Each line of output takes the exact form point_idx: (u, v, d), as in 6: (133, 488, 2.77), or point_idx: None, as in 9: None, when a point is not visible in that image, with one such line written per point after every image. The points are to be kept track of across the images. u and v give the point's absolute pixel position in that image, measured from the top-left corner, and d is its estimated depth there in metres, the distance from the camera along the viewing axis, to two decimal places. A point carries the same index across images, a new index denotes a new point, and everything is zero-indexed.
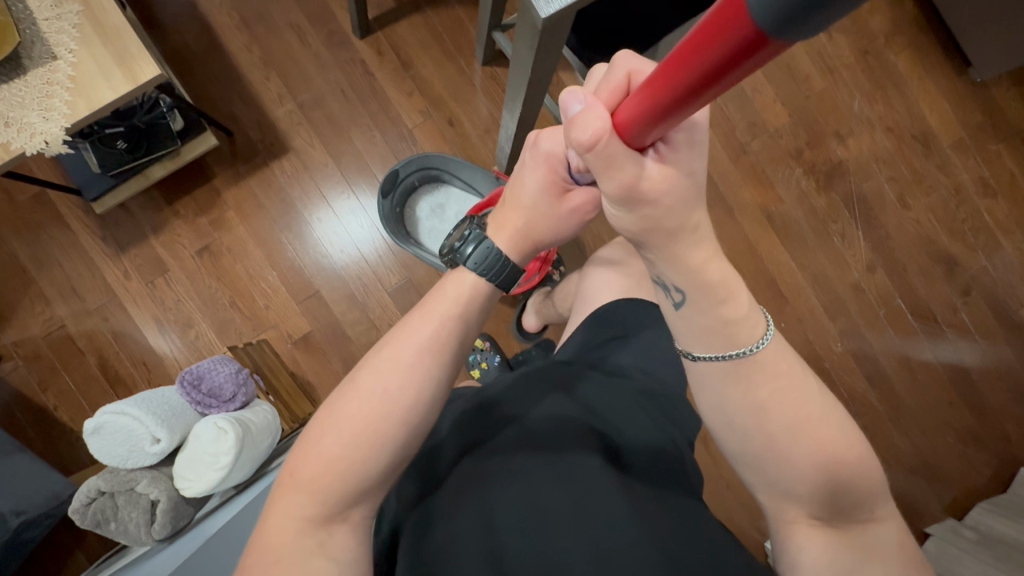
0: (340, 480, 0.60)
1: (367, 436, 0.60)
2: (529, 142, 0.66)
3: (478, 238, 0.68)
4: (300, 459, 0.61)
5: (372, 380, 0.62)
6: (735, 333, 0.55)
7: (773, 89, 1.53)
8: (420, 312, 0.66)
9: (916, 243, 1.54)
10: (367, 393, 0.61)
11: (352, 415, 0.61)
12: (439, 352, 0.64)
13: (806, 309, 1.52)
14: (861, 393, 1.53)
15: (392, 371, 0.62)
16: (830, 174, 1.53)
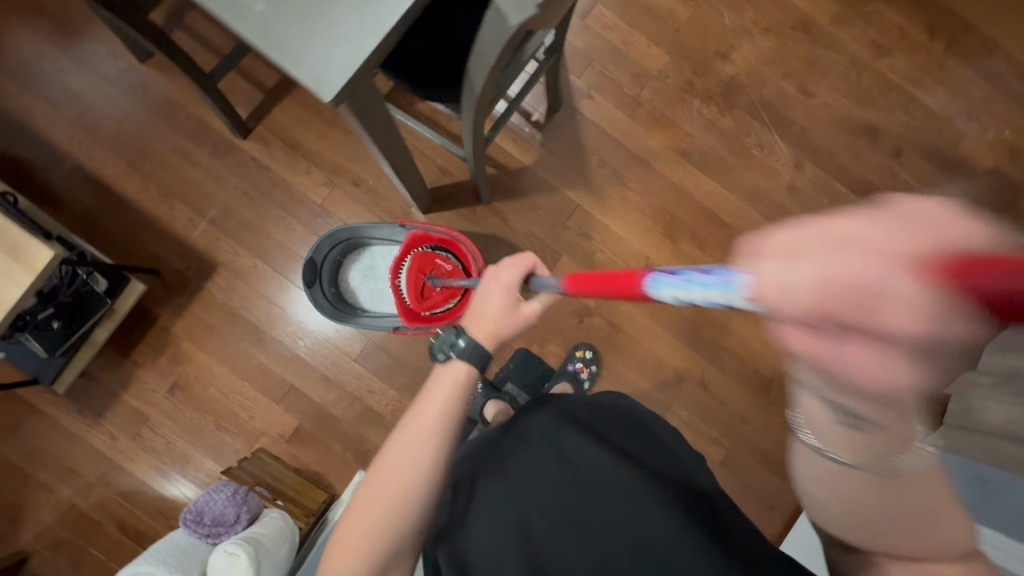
0: (382, 540, 0.63)
1: (400, 497, 0.64)
2: (493, 267, 0.75)
3: (460, 331, 0.71)
4: (344, 527, 0.65)
5: (398, 452, 0.66)
6: (889, 452, 0.48)
7: (643, 34, 1.54)
8: (428, 393, 0.69)
9: (832, 125, 1.55)
10: (396, 463, 0.65)
11: (384, 483, 0.64)
12: (450, 424, 0.68)
13: (752, 227, 1.53)
14: None
15: (414, 444, 0.65)
16: (727, 93, 1.54)
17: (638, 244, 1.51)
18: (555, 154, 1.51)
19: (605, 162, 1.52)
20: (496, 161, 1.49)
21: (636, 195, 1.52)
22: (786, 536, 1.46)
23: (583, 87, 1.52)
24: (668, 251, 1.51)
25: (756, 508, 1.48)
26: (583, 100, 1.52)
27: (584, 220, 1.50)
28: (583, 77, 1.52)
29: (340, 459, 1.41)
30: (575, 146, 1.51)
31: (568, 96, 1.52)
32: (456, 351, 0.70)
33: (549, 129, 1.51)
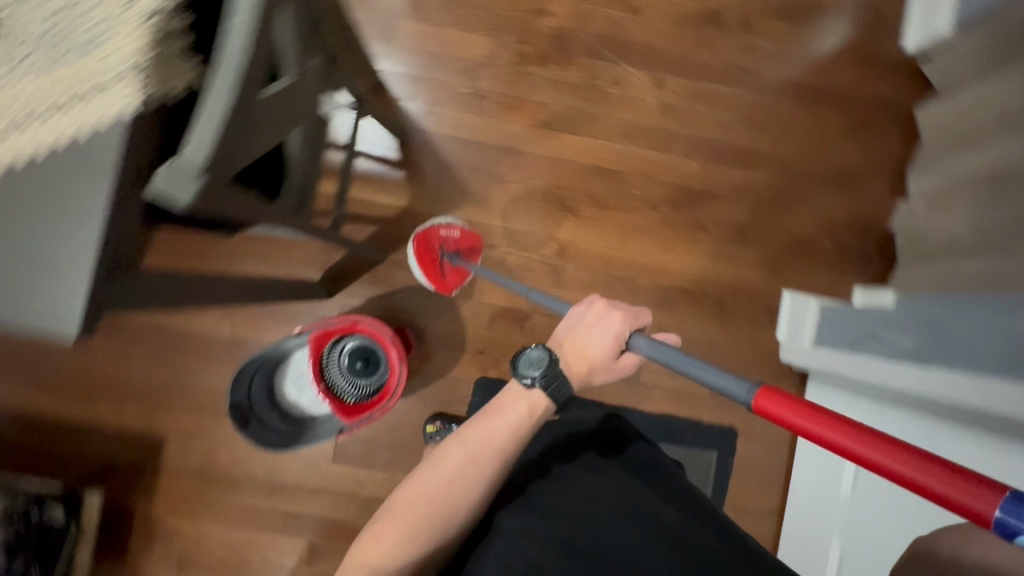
0: (418, 541, 0.70)
1: (446, 508, 0.72)
2: (605, 306, 0.85)
3: (553, 362, 0.79)
4: (385, 523, 0.71)
5: (453, 463, 0.74)
6: None
7: (456, 28, 1.47)
8: (490, 416, 0.77)
9: (674, 29, 1.49)
10: (452, 474, 0.73)
11: (435, 489, 0.72)
12: (507, 456, 0.75)
13: (642, 162, 1.49)
14: (744, 180, 1.51)
15: (473, 464, 0.74)
16: (561, 46, 1.48)
17: (543, 230, 1.47)
18: (426, 183, 1.46)
19: (476, 167, 1.47)
20: (373, 216, 1.44)
21: (520, 184, 1.48)
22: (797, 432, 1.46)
23: (422, 106, 1.47)
24: (575, 223, 1.48)
25: (761, 419, 1.49)
26: (428, 119, 1.47)
27: (481, 231, 1.46)
28: (417, 96, 1.47)
29: None
30: (441, 166, 1.47)
31: (412, 121, 1.46)
32: (552, 385, 0.78)
33: (409, 161, 1.46)
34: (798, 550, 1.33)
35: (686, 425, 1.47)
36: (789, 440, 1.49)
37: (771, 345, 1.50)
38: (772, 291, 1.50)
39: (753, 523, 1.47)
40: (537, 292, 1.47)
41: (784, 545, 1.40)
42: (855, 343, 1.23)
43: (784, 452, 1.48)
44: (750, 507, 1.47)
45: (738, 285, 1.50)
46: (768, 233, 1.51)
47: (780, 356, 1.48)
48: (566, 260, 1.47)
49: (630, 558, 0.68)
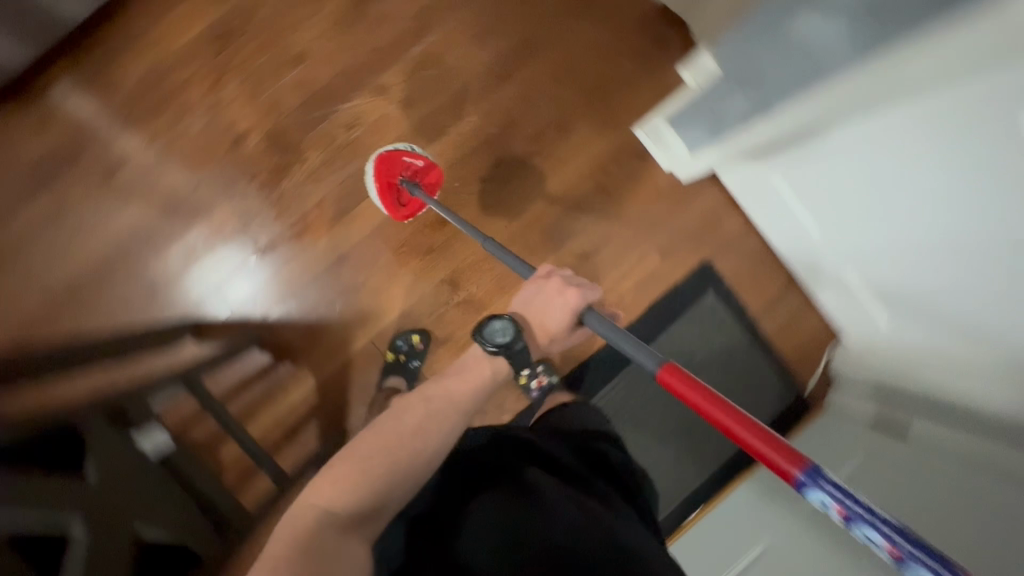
0: (379, 478, 0.70)
1: (404, 454, 0.73)
2: (553, 272, 0.93)
3: (512, 329, 0.87)
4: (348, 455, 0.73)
5: (412, 418, 0.77)
6: None
7: (199, 220, 1.38)
8: (457, 380, 0.84)
9: (348, 42, 1.40)
10: (411, 428, 0.76)
11: (392, 436, 0.75)
12: (461, 415, 0.81)
13: (436, 157, 1.40)
14: (520, 86, 1.43)
15: (431, 420, 0.78)
16: (285, 146, 1.39)
17: (427, 284, 1.41)
18: (311, 349, 1.39)
19: (331, 296, 1.40)
20: (302, 416, 1.37)
21: (374, 271, 1.40)
22: (748, 213, 1.46)
23: (242, 300, 1.38)
24: (441, 255, 1.41)
25: (715, 233, 1.48)
26: (257, 304, 1.38)
27: (388, 335, 1.40)
28: (229, 297, 1.37)
29: None
30: (306, 324, 1.39)
31: (247, 318, 1.38)
32: (514, 353, 0.86)
33: (278, 349, 1.38)
34: (833, 295, 1.40)
35: (672, 295, 1.46)
36: (748, 225, 1.49)
37: (666, 179, 1.47)
38: (626, 137, 1.46)
39: (785, 306, 1.50)
40: (474, 330, 1.42)
41: (814, 293, 1.46)
42: (716, 130, 1.20)
43: (754, 236, 1.49)
44: (771, 297, 1.50)
45: (601, 161, 1.45)
46: (578, 100, 1.44)
47: (680, 179, 1.46)
48: (465, 287, 1.41)
49: (555, 518, 0.69)
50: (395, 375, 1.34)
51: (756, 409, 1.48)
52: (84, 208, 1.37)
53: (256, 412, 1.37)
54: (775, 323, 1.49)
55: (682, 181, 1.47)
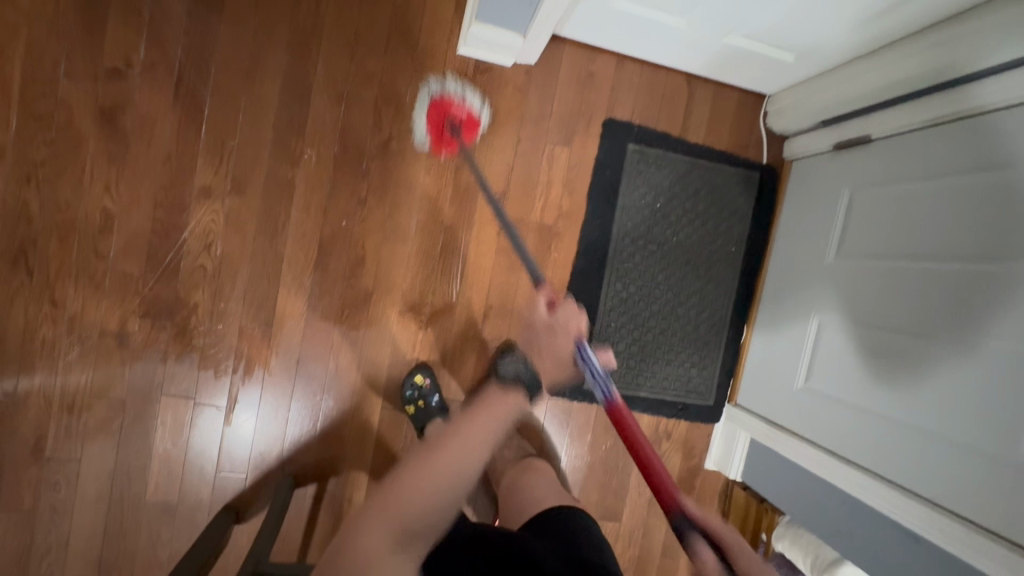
0: (423, 519, 0.66)
1: (446, 490, 0.67)
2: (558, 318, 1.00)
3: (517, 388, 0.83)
4: (399, 490, 0.66)
5: (462, 450, 0.70)
6: None
7: (151, 431, 1.25)
8: (491, 410, 0.75)
9: (133, 168, 1.19)
10: (450, 466, 0.69)
11: (433, 476, 0.68)
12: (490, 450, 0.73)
13: (305, 213, 1.27)
14: (327, 90, 1.26)
15: (474, 451, 0.71)
16: (163, 309, 1.22)
17: (390, 326, 1.33)
18: (341, 452, 1.34)
19: (320, 399, 1.32)
20: None
21: (338, 350, 1.32)
22: (613, 47, 1.35)
23: (250, 462, 1.31)
24: (382, 294, 1.32)
25: (597, 87, 1.37)
26: (267, 454, 1.31)
27: (394, 391, 1.35)
28: (238, 467, 1.30)
29: (704, 486, 1.53)
30: (321, 435, 1.33)
31: (269, 469, 1.32)
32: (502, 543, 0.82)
33: (315, 475, 1.33)
34: (726, 68, 1.34)
35: (600, 171, 1.39)
36: (620, 57, 1.38)
37: (521, 71, 1.34)
38: (458, 61, 1.31)
39: (700, 105, 1.43)
40: (462, 330, 1.36)
41: (711, 76, 1.40)
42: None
43: (632, 64, 1.38)
44: (683, 106, 1.42)
45: (451, 101, 1.31)
46: (389, 58, 1.28)
47: (531, 64, 1.33)
48: (424, 303, 1.34)
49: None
50: (436, 418, 1.30)
51: (734, 210, 1.46)
52: (44, 502, 1.22)
53: None
54: (701, 126, 1.43)
55: (535, 63, 1.33)
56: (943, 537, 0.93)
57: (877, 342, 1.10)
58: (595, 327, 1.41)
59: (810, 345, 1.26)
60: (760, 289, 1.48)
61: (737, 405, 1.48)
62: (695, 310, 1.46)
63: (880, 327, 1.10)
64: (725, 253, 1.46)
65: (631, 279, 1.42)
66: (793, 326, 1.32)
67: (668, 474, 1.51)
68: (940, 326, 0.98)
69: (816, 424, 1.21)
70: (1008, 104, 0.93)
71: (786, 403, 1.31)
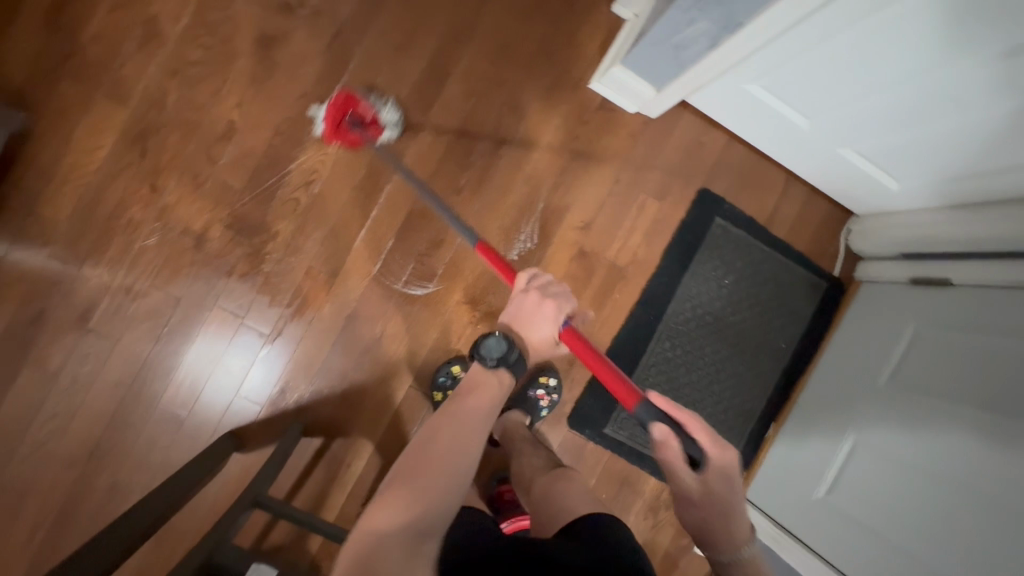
0: (436, 489, 0.76)
1: (446, 463, 0.81)
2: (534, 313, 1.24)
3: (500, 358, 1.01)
4: (405, 462, 0.81)
5: (449, 438, 0.85)
6: None
7: (192, 336, 1.27)
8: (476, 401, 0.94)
9: (269, 93, 1.26)
10: (448, 445, 0.84)
11: (434, 452, 0.82)
12: (476, 429, 0.88)
13: (405, 184, 1.32)
14: (462, 81, 1.33)
15: (464, 432, 0.86)
16: (246, 227, 1.27)
17: (444, 312, 1.36)
18: (356, 416, 1.34)
19: (355, 359, 1.34)
20: (375, 479, 1.34)
21: (389, 317, 1.34)
22: (728, 127, 1.42)
23: (269, 397, 1.31)
24: (446, 279, 1.35)
25: (702, 157, 1.44)
26: (287, 393, 1.32)
27: (425, 374, 1.36)
28: (256, 397, 1.31)
29: (687, 569, 1.49)
30: (343, 393, 1.34)
31: (284, 409, 1.32)
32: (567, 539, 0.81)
33: (324, 429, 1.33)
34: (828, 178, 1.40)
35: (682, 233, 1.43)
36: (731, 138, 1.45)
37: (639, 120, 1.41)
38: (586, 94, 1.39)
39: (791, 203, 1.48)
40: None
41: (810, 181, 1.46)
42: (681, 60, 1.18)
43: (739, 147, 1.45)
44: (775, 200, 1.48)
45: (568, 127, 1.38)
46: (527, 72, 1.36)
47: (650, 117, 1.40)
48: (481, 301, 1.37)
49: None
50: None
51: (794, 309, 1.49)
52: (68, 370, 1.23)
53: (328, 495, 1.32)
54: (786, 222, 1.49)
55: (654, 118, 1.41)
56: None
57: (914, 479, 1.09)
58: (632, 376, 1.43)
59: (839, 460, 1.26)
60: (797, 392, 1.49)
61: (745, 497, 1.46)
62: (730, 392, 1.47)
63: (919, 463, 1.09)
64: (774, 347, 1.49)
65: (679, 343, 1.44)
66: (825, 436, 1.32)
67: (656, 545, 1.48)
68: (980, 478, 0.98)
69: (826, 537, 1.21)
70: None
71: (800, 510, 1.29)
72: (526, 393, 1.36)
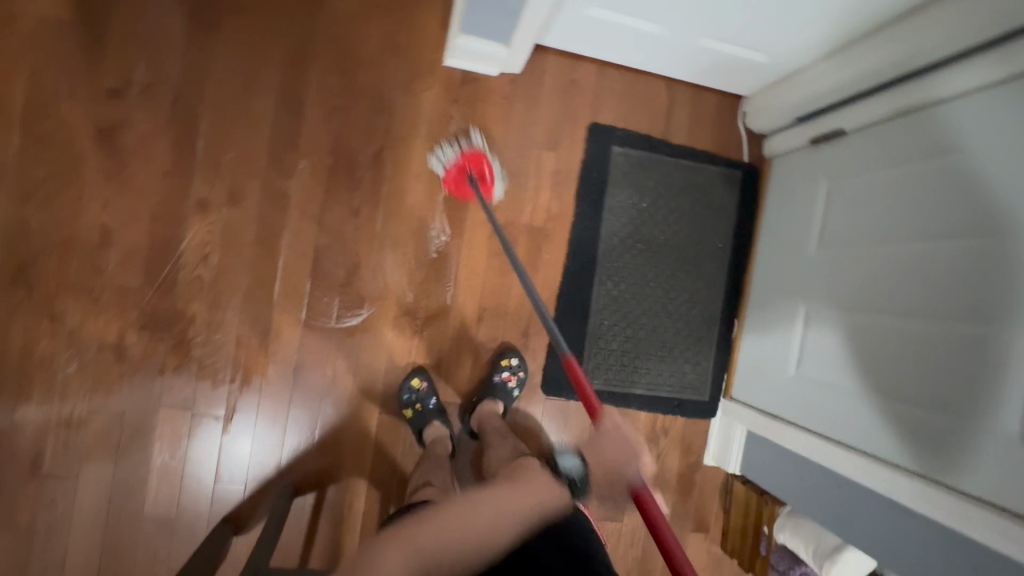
0: (453, 557, 0.73)
1: (475, 545, 0.75)
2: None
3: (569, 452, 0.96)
4: (434, 526, 0.74)
5: (488, 509, 0.79)
6: None
7: (149, 444, 1.25)
8: (529, 481, 0.85)
9: (130, 185, 1.22)
10: (483, 523, 0.77)
11: (466, 532, 0.75)
12: (515, 531, 0.78)
13: (300, 225, 1.30)
14: (318, 105, 1.30)
15: (500, 520, 0.78)
16: (160, 322, 1.24)
17: (386, 333, 1.35)
18: (339, 460, 1.35)
19: (318, 407, 1.33)
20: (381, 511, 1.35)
21: (335, 356, 1.33)
22: (594, 56, 1.40)
23: (248, 474, 1.31)
24: (376, 302, 1.34)
25: (580, 93, 1.42)
26: (265, 464, 1.31)
27: (391, 396, 1.36)
28: (236, 479, 1.30)
29: (702, 482, 1.54)
30: (319, 444, 1.34)
31: (268, 479, 1.31)
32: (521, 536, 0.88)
33: (313, 483, 1.33)
34: (704, 71, 1.39)
35: (587, 174, 1.43)
36: (601, 65, 1.43)
37: (506, 79, 1.39)
38: (445, 73, 1.35)
39: (681, 107, 1.48)
40: (456, 334, 1.39)
41: (691, 80, 1.46)
42: (509, 10, 1.15)
43: (613, 71, 1.44)
44: (664, 110, 1.47)
45: (440, 112, 1.36)
46: (379, 73, 1.32)
47: (515, 73, 1.37)
48: (418, 309, 1.36)
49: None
50: (433, 420, 1.31)
51: (719, 207, 1.50)
52: (41, 519, 1.21)
53: (341, 542, 1.34)
54: (683, 127, 1.48)
55: (519, 73, 1.38)
56: (935, 510, 0.92)
57: (866, 330, 1.11)
58: (588, 326, 1.44)
59: (798, 334, 1.29)
60: (748, 285, 1.51)
61: (732, 399, 1.50)
62: (687, 306, 1.49)
63: (866, 314, 1.11)
64: (712, 250, 1.50)
65: (621, 278, 1.45)
66: (781, 317, 1.35)
67: (666, 472, 1.52)
68: (924, 307, 1.00)
69: (806, 411, 1.23)
70: (954, 97, 1.01)
71: (780, 393, 1.32)
72: (492, 380, 1.37)
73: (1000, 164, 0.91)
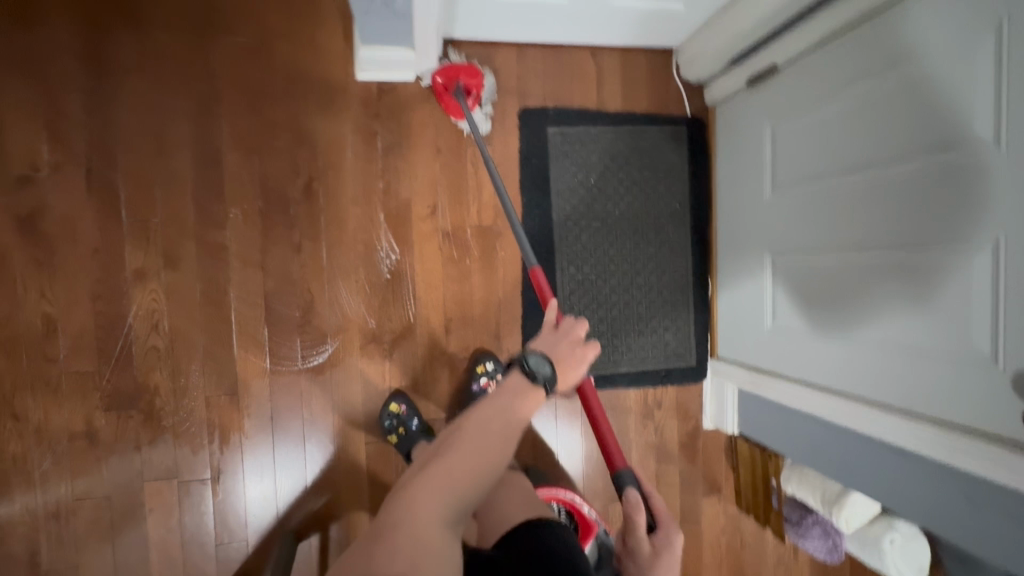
0: (469, 479, 0.70)
1: (478, 465, 0.71)
2: None
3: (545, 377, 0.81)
4: (450, 458, 0.71)
5: (483, 419, 0.75)
6: None
7: (142, 520, 1.24)
8: (503, 389, 0.80)
9: (63, 269, 1.19)
10: (479, 430, 0.74)
11: (471, 456, 0.72)
12: (511, 440, 0.75)
13: (244, 273, 1.26)
14: (236, 148, 1.25)
15: (497, 428, 0.75)
16: (125, 398, 1.22)
17: (356, 363, 1.33)
18: (336, 498, 1.33)
19: (304, 450, 1.32)
20: None
21: (309, 397, 1.31)
22: (509, 38, 1.34)
23: (248, 529, 1.30)
24: (339, 334, 1.31)
25: (504, 80, 1.37)
26: (263, 516, 1.30)
27: (375, 425, 1.34)
28: (237, 536, 1.29)
29: (706, 446, 1.52)
30: (312, 486, 1.32)
31: (269, 530, 1.31)
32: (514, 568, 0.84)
33: (315, 525, 1.33)
34: (625, 31, 1.33)
35: (527, 161, 1.38)
36: (519, 46, 1.37)
37: (424, 81, 1.33)
38: (360, 88, 1.30)
39: (610, 72, 1.42)
40: (427, 350, 1.36)
41: (615, 42, 1.39)
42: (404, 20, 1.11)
43: (532, 49, 1.38)
44: (594, 80, 1.41)
45: (362, 129, 1.31)
46: (292, 102, 1.27)
47: (431, 73, 1.32)
48: (383, 333, 1.33)
49: None
50: (420, 442, 1.29)
51: (670, 167, 1.44)
52: None
53: None
54: (617, 93, 1.42)
55: None
56: (926, 445, 0.89)
57: (831, 268, 1.06)
58: (559, 314, 1.41)
59: (768, 284, 1.25)
60: (714, 240, 1.47)
61: (719, 359, 1.47)
62: (656, 275, 1.44)
63: (829, 251, 1.07)
64: (671, 212, 1.45)
65: (583, 260, 1.41)
66: (749, 269, 1.31)
67: (668, 443, 1.50)
68: (885, 235, 0.94)
69: (789, 361, 1.19)
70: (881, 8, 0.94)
71: (761, 345, 1.29)
72: (472, 389, 1.35)
73: (936, 73, 0.85)
